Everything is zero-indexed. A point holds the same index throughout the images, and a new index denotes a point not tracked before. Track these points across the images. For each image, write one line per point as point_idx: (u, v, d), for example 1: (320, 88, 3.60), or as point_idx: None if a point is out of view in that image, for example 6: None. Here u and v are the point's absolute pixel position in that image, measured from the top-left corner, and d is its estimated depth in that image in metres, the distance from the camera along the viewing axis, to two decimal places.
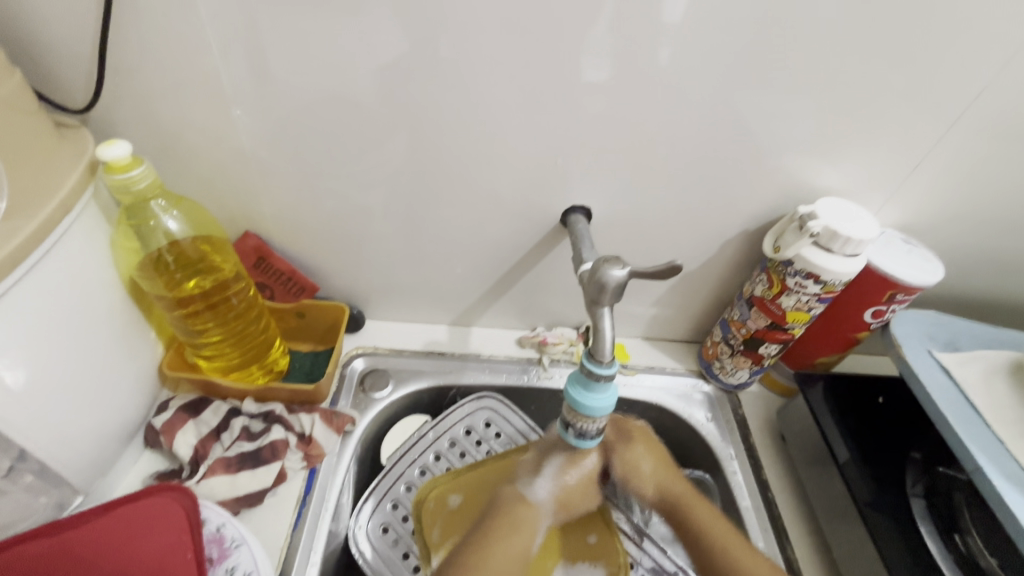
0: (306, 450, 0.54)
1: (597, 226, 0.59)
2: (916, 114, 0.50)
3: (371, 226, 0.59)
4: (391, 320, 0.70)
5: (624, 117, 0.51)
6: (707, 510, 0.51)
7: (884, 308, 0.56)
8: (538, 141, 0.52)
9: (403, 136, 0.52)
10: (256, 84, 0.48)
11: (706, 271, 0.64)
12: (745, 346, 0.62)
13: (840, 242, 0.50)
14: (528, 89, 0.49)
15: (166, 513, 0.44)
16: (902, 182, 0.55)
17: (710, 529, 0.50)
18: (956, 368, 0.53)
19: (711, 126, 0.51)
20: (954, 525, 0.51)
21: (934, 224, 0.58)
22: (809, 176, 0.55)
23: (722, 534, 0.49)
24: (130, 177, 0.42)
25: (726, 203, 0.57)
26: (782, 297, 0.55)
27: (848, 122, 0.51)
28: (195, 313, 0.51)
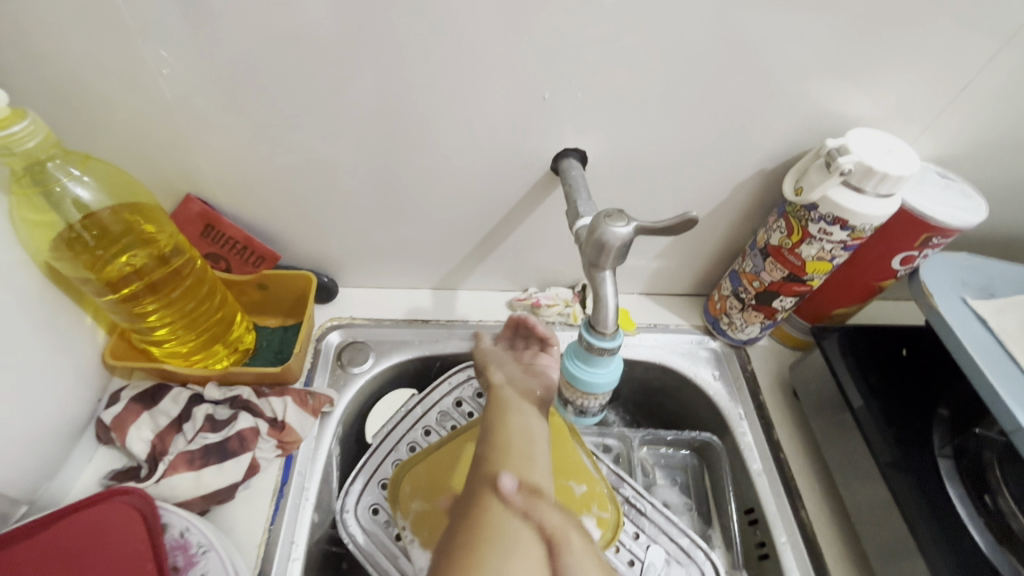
0: (280, 438, 0.49)
1: (593, 171, 0.52)
2: (975, 22, 0.41)
3: (332, 184, 0.51)
4: (368, 287, 0.63)
5: (623, 42, 0.42)
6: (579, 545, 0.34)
7: (916, 254, 0.49)
8: (521, 75, 0.44)
9: (356, 78, 0.43)
10: (168, 15, 0.39)
11: (716, 218, 0.56)
12: (758, 299, 0.56)
13: (874, 180, 0.43)
14: (502, 9, 0.40)
15: (120, 521, 0.40)
16: (958, 105, 0.46)
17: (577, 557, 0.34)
18: (994, 317, 0.47)
19: (726, 46, 0.42)
20: (984, 485, 0.47)
21: (988, 154, 0.50)
22: (839, 105, 0.46)
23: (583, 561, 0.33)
24: (9, 135, 0.34)
25: (742, 141, 0.49)
26: (803, 246, 0.49)
27: (890, 37, 0.42)
28: (132, 295, 0.45)
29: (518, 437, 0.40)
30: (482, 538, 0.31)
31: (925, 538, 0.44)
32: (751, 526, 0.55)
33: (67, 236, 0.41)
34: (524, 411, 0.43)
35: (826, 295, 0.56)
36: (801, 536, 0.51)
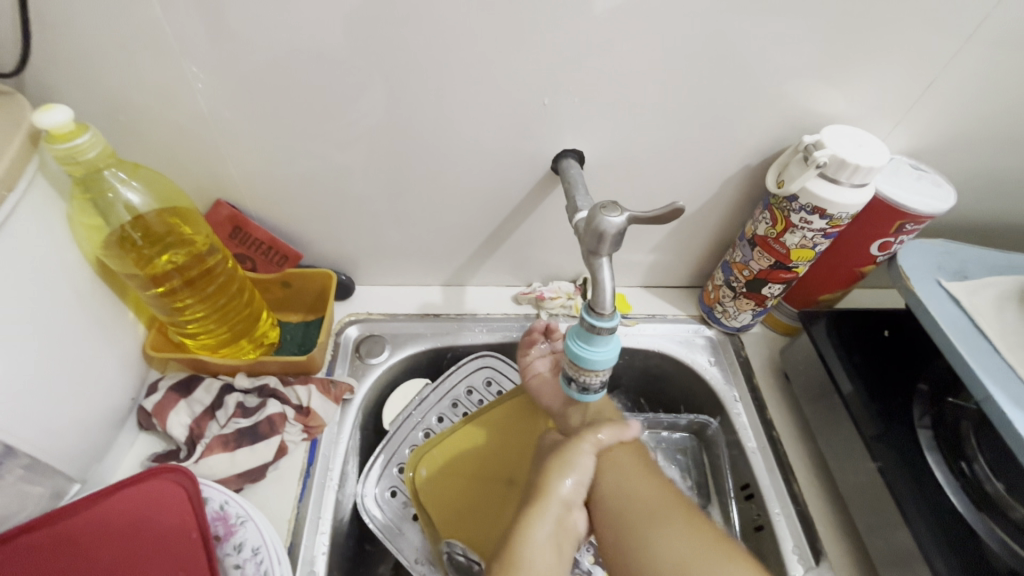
0: (305, 422, 0.53)
1: (590, 170, 0.56)
2: (935, 26, 0.45)
3: (349, 187, 0.56)
4: (383, 285, 0.68)
5: (615, 50, 0.46)
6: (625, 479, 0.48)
7: (892, 240, 0.53)
8: (522, 83, 0.48)
9: (373, 88, 0.48)
10: (206, 36, 0.43)
11: (706, 213, 0.60)
12: (748, 287, 0.60)
13: (848, 172, 0.47)
14: (504, 24, 0.44)
15: (167, 496, 0.44)
16: (924, 101, 0.50)
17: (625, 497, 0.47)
18: (966, 297, 0.51)
19: (709, 53, 0.46)
20: (961, 453, 0.50)
21: (957, 146, 0.54)
22: (815, 104, 0.50)
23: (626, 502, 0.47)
24: (74, 146, 0.38)
25: (727, 139, 0.53)
26: (786, 235, 0.52)
27: (858, 41, 0.46)
28: (172, 291, 0.49)
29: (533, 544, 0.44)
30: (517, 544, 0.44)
31: (906, 502, 0.48)
32: (747, 501, 0.58)
33: (117, 235, 0.46)
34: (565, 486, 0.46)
35: (813, 282, 0.60)
36: (794, 508, 0.54)
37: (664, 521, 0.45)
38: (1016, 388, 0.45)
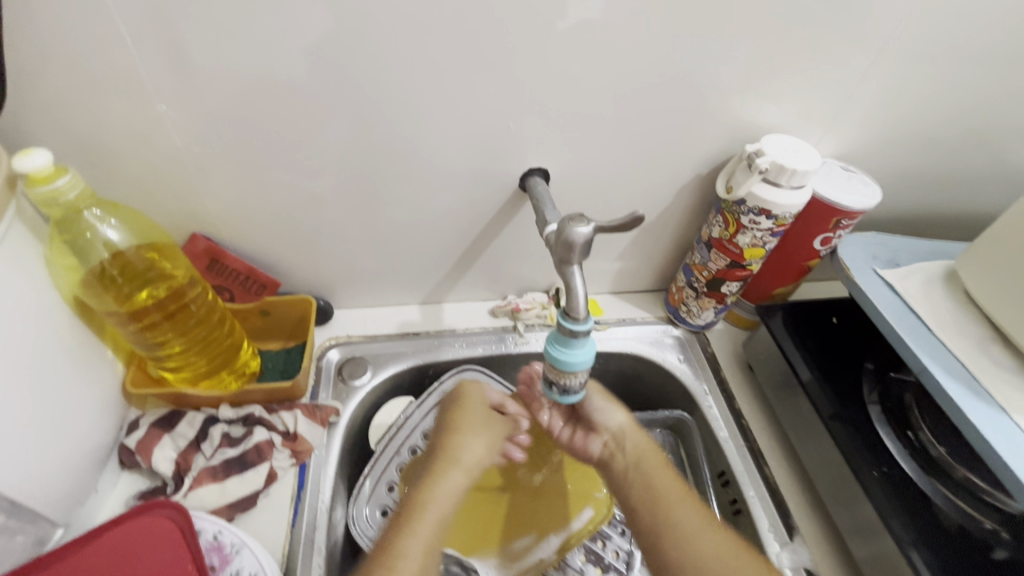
0: (293, 447, 0.53)
1: (555, 185, 0.59)
2: (848, 44, 0.51)
3: (324, 215, 0.57)
4: (361, 307, 0.69)
5: (569, 77, 0.50)
6: (657, 462, 0.51)
7: (831, 235, 0.58)
8: (488, 109, 0.51)
9: (346, 119, 0.50)
10: (176, 75, 0.45)
11: (664, 220, 0.65)
12: (709, 287, 0.64)
13: (787, 175, 0.51)
14: (466, 55, 0.47)
15: (157, 531, 0.43)
16: (846, 110, 0.56)
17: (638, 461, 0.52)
18: (899, 282, 0.56)
19: (654, 76, 0.51)
20: (908, 424, 0.55)
21: (879, 147, 0.60)
22: (753, 117, 0.55)
23: (651, 462, 0.51)
24: (55, 188, 0.39)
25: (678, 152, 0.58)
26: (738, 236, 0.57)
27: (783, 60, 0.52)
28: (151, 325, 0.50)
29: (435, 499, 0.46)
30: (422, 496, 0.46)
31: (865, 473, 0.52)
32: (724, 488, 0.61)
33: (96, 273, 0.46)
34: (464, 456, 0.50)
35: (767, 278, 0.65)
36: (767, 489, 0.58)
37: (670, 506, 0.48)
38: (948, 360, 0.50)
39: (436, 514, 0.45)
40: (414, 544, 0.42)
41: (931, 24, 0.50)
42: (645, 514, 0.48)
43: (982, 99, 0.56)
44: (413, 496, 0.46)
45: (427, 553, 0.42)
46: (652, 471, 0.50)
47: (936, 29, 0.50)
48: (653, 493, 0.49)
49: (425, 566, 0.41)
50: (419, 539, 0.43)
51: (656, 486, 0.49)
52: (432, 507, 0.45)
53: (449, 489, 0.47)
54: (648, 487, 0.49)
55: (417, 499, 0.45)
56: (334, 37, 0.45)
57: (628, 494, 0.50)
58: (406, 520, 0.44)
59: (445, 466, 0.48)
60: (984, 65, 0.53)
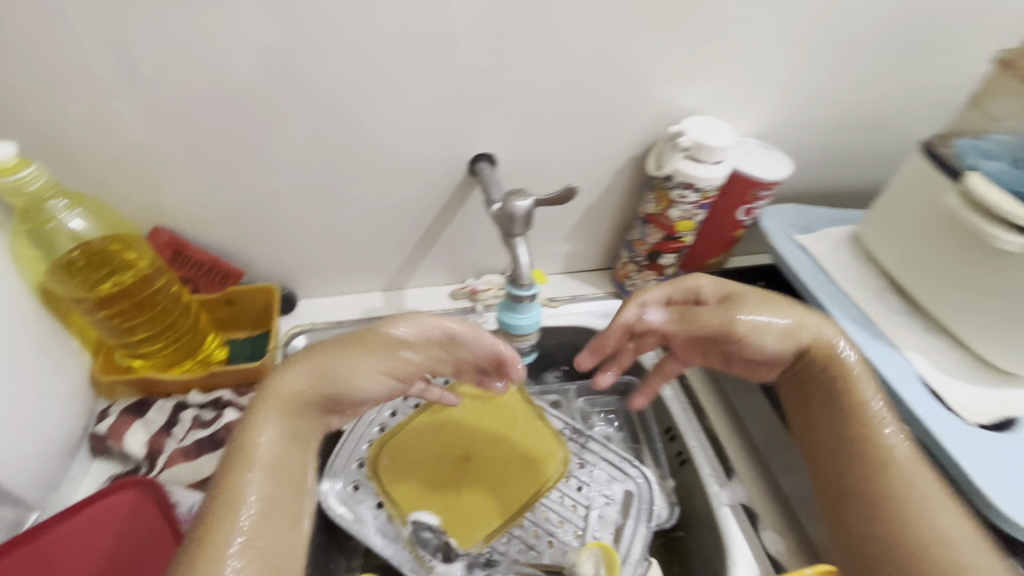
0: None
1: (502, 170, 0.64)
2: (752, 35, 0.57)
3: (283, 206, 0.60)
4: (324, 296, 0.71)
5: (506, 69, 0.55)
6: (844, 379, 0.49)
7: (752, 206, 0.65)
8: (433, 101, 0.56)
9: (298, 113, 0.53)
10: (132, 75, 0.47)
11: (607, 201, 0.70)
12: (649, 260, 0.70)
13: (706, 152, 0.58)
14: (409, 51, 0.51)
15: (135, 504, 0.46)
16: (758, 95, 0.63)
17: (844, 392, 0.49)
18: (813, 245, 0.63)
19: (583, 67, 0.56)
20: None
21: (794, 127, 0.66)
22: (676, 102, 0.61)
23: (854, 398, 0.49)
24: (19, 178, 0.41)
25: (613, 136, 0.63)
26: (669, 210, 0.63)
27: (697, 51, 0.58)
28: (119, 312, 0.52)
29: (244, 459, 0.41)
30: (239, 453, 0.41)
31: None
32: (670, 442, 0.67)
33: (61, 262, 0.48)
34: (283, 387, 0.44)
35: (701, 249, 0.71)
36: (707, 438, 0.64)
37: (902, 495, 0.45)
38: (851, 308, 0.58)
39: (243, 477, 0.40)
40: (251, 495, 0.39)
41: (820, 15, 0.57)
42: (877, 518, 0.45)
43: (878, 81, 0.63)
44: (228, 471, 0.40)
45: (247, 539, 0.38)
46: (908, 465, 0.46)
47: (826, 21, 0.57)
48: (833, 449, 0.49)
49: (248, 559, 0.37)
50: (249, 517, 0.38)
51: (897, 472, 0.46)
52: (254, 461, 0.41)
53: (264, 440, 0.42)
54: (894, 482, 0.46)
55: (234, 471, 0.40)
56: (283, 35, 0.48)
57: (835, 482, 0.48)
58: (224, 510, 0.38)
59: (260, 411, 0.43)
60: (872, 51, 0.61)
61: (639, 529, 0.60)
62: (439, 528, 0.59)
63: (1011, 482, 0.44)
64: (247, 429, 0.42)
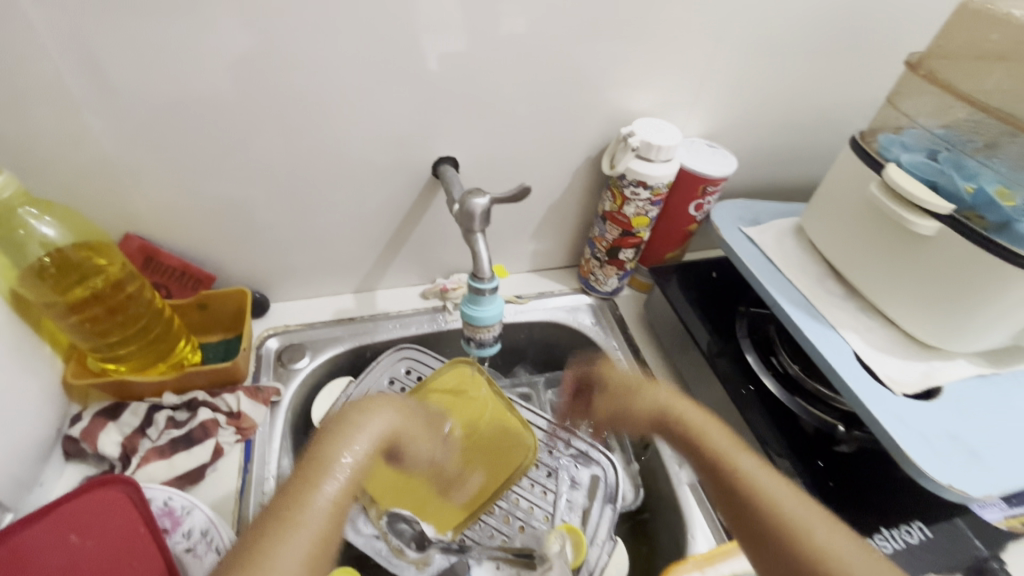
0: (237, 424, 0.58)
1: (465, 173, 0.66)
2: (695, 43, 0.61)
3: (253, 212, 0.62)
4: (296, 299, 0.73)
5: (464, 77, 0.58)
6: (688, 405, 0.49)
7: (702, 201, 0.69)
8: (396, 108, 0.58)
9: (265, 122, 0.55)
10: (101, 87, 0.49)
11: (568, 200, 0.73)
12: (609, 255, 0.74)
13: (654, 151, 0.61)
14: (369, 61, 0.54)
15: (110, 500, 0.47)
16: (705, 98, 0.67)
17: (722, 453, 0.44)
18: (758, 237, 0.67)
19: (537, 74, 0.60)
20: (771, 352, 0.66)
21: (740, 127, 0.71)
22: (627, 106, 0.65)
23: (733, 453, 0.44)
24: None
25: (569, 138, 0.67)
26: (625, 207, 0.67)
27: (644, 59, 0.62)
28: (91, 317, 0.53)
29: (340, 451, 0.38)
30: (317, 450, 0.38)
31: (739, 395, 0.62)
32: None
33: (33, 269, 0.49)
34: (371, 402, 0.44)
35: (657, 244, 0.75)
36: None
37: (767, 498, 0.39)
38: (793, 294, 0.61)
39: (344, 468, 0.38)
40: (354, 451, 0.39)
41: (758, 23, 0.61)
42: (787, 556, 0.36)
43: (814, 83, 0.68)
44: (354, 408, 0.43)
45: (331, 522, 0.35)
46: (759, 475, 0.41)
47: (763, 28, 0.62)
48: (732, 464, 0.43)
49: (319, 550, 0.33)
50: (355, 450, 0.39)
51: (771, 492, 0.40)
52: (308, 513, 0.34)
53: (351, 449, 0.39)
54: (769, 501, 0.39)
55: (333, 443, 0.39)
56: (247, 48, 0.50)
57: (749, 523, 0.39)
58: (344, 430, 0.40)
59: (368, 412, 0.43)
60: (807, 55, 0.65)
61: (604, 510, 0.63)
62: (416, 521, 0.61)
63: (932, 448, 0.48)
64: (332, 441, 0.39)
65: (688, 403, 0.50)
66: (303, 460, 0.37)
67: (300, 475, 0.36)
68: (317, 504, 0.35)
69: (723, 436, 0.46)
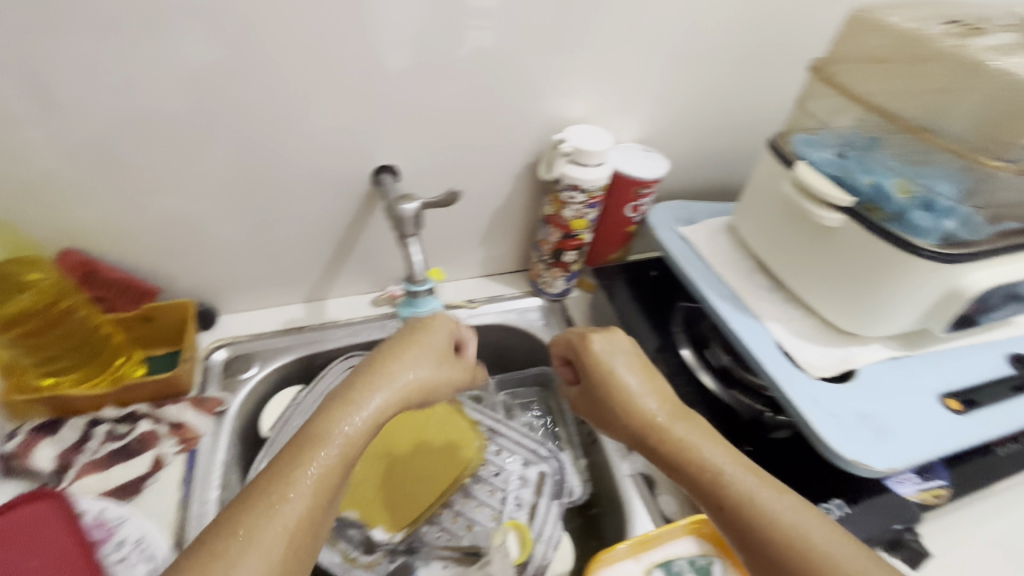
0: (180, 435, 0.58)
1: (408, 181, 0.68)
2: (620, 52, 0.64)
3: (195, 224, 0.63)
4: (247, 311, 0.74)
5: (397, 89, 0.60)
6: (656, 403, 0.50)
7: (638, 204, 0.72)
8: (331, 120, 0.60)
9: (201, 136, 0.57)
10: (29, 105, 0.50)
11: (512, 205, 0.76)
12: (553, 258, 0.76)
13: (587, 156, 0.64)
14: (300, 74, 0.55)
15: (38, 514, 0.47)
16: (636, 104, 0.70)
17: (708, 462, 0.45)
18: (692, 235, 0.70)
19: (470, 84, 0.62)
20: (704, 343, 0.69)
21: (672, 130, 0.74)
22: (561, 114, 0.68)
23: (712, 461, 0.45)
24: None
25: (508, 145, 0.69)
26: (563, 210, 0.69)
27: (573, 68, 0.64)
28: (27, 331, 0.56)
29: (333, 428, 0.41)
30: (311, 426, 0.41)
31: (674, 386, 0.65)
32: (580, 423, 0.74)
33: None
34: (379, 361, 0.46)
35: (600, 246, 0.78)
36: None
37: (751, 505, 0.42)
38: (721, 287, 0.64)
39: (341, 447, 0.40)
40: (342, 428, 0.41)
41: (678, 32, 0.64)
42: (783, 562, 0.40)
43: (738, 87, 0.71)
44: (349, 385, 0.44)
45: (314, 499, 0.38)
46: (741, 483, 0.44)
47: (684, 37, 0.65)
48: (711, 473, 0.45)
49: (301, 529, 0.36)
50: (354, 422, 0.42)
51: (773, 510, 0.42)
52: (286, 495, 0.37)
53: (347, 424, 0.42)
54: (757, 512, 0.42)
55: (325, 417, 0.41)
56: (177, 65, 0.52)
57: (734, 529, 0.43)
58: (342, 403, 0.42)
59: (369, 379, 0.44)
60: (729, 61, 0.69)
61: (550, 508, 0.64)
62: (359, 523, 0.62)
63: (839, 422, 0.51)
64: (350, 404, 0.42)
65: (661, 400, 0.51)
66: (302, 436, 0.40)
67: (289, 453, 0.39)
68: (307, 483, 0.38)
69: (693, 436, 0.47)
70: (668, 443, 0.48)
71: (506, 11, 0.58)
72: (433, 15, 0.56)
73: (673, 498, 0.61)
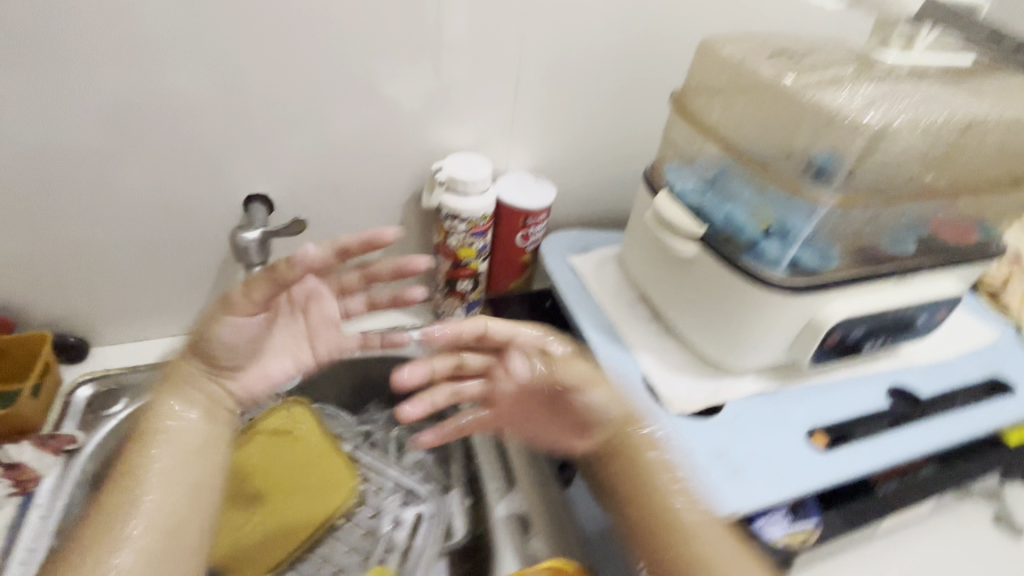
0: (15, 477, 0.56)
1: (287, 208, 0.66)
2: (494, 79, 0.64)
3: (54, 253, 0.61)
4: (126, 342, 0.71)
5: (259, 115, 0.59)
6: (615, 407, 0.52)
7: (527, 232, 0.71)
8: (191, 146, 0.59)
9: (50, 163, 0.56)
10: None
11: (406, 233, 0.74)
12: (448, 287, 0.73)
13: (462, 185, 0.64)
14: (151, 100, 0.55)
15: None
16: (521, 131, 0.69)
17: (643, 473, 0.49)
18: (580, 265, 0.69)
19: (339, 110, 0.61)
20: None
21: (564, 156, 0.73)
22: (443, 141, 0.67)
23: (647, 470, 0.49)
24: None
25: (391, 172, 0.68)
26: (448, 238, 0.68)
27: (448, 95, 0.64)
28: None
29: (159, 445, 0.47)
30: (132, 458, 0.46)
31: None
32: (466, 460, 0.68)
33: None
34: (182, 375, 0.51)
35: (498, 275, 0.75)
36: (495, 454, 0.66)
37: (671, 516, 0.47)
38: (600, 319, 0.63)
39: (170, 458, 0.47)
40: (163, 449, 0.46)
41: (551, 61, 0.65)
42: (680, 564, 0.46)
43: (624, 112, 0.72)
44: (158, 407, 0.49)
45: (163, 495, 0.45)
46: (670, 491, 0.48)
47: (558, 65, 0.65)
48: (644, 481, 0.49)
49: (167, 519, 0.44)
50: (169, 436, 0.47)
51: (686, 519, 0.47)
52: (143, 495, 0.44)
53: (166, 437, 0.47)
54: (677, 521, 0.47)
55: (143, 440, 0.46)
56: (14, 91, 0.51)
57: (650, 535, 0.48)
58: (149, 433, 0.47)
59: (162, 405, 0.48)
60: (610, 88, 0.69)
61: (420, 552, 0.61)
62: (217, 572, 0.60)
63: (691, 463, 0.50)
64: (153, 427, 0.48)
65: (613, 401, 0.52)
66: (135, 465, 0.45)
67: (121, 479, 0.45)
68: (145, 493, 0.44)
69: (636, 446, 0.50)
70: (618, 444, 0.51)
71: (363, 36, 0.58)
72: (288, 41, 0.56)
73: (544, 541, 0.58)
